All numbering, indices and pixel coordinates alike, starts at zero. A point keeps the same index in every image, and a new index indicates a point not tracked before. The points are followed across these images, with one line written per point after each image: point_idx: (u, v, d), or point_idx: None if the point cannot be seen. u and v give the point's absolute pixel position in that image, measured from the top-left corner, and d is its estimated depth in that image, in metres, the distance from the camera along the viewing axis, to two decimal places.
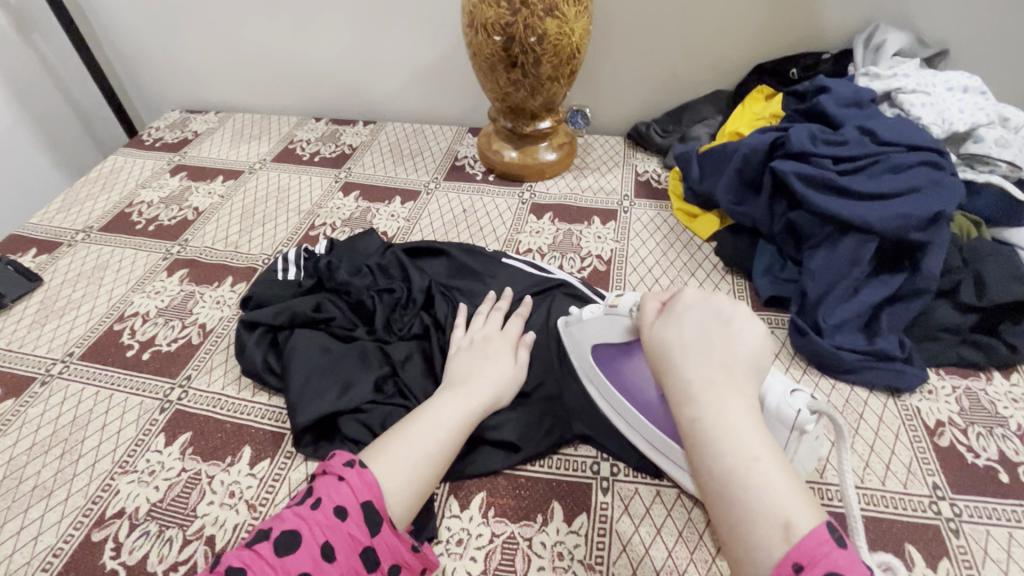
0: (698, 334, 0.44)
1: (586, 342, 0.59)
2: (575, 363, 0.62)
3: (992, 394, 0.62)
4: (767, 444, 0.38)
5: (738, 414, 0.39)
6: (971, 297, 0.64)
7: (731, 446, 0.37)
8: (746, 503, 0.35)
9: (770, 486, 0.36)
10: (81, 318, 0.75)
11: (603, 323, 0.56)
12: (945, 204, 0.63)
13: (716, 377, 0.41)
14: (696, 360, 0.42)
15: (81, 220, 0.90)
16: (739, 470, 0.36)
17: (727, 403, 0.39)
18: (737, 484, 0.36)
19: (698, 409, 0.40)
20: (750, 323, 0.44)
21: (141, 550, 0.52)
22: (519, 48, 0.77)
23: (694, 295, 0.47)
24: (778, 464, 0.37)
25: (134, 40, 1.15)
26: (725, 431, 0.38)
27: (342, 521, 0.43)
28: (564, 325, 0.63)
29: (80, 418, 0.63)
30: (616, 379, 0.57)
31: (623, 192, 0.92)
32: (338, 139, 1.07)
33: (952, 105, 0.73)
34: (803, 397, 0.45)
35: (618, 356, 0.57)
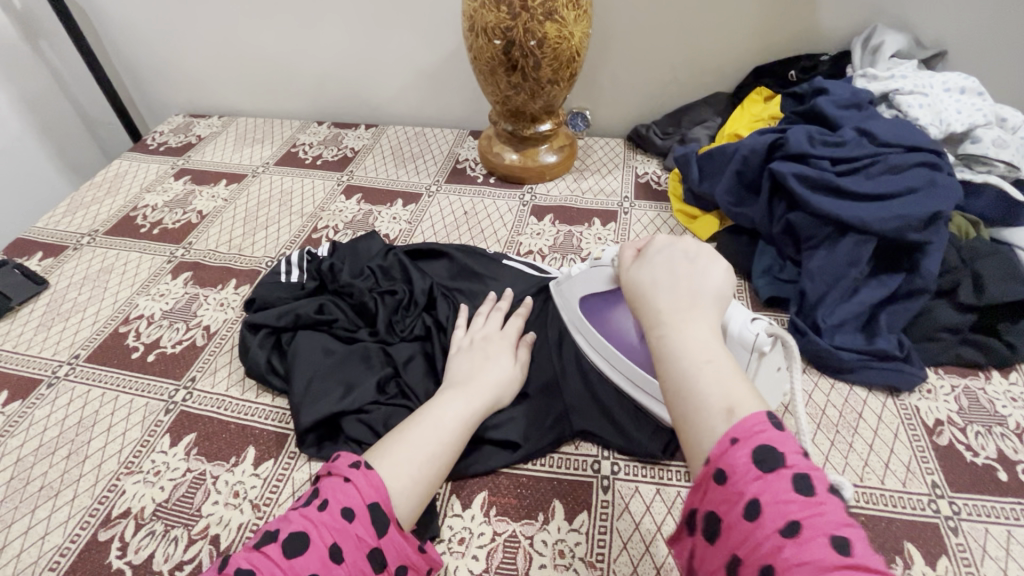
0: (666, 270, 0.46)
1: (573, 295, 0.64)
2: (565, 318, 0.66)
3: (991, 393, 0.62)
4: (723, 354, 0.39)
5: (696, 330, 0.41)
6: (969, 296, 0.65)
7: (687, 353, 0.39)
8: (697, 397, 0.37)
9: (718, 383, 0.37)
10: (87, 321, 0.75)
11: (588, 274, 0.60)
12: (944, 204, 0.63)
13: (681, 302, 0.43)
14: (664, 290, 0.44)
15: (86, 225, 0.91)
16: (694, 371, 0.38)
17: (689, 321, 0.41)
18: (688, 381, 0.38)
19: (663, 328, 0.42)
20: (714, 260, 0.46)
21: (147, 550, 0.53)
22: (519, 51, 0.78)
23: (664, 240, 0.49)
24: (730, 368, 0.38)
25: (138, 46, 1.16)
26: (684, 342, 0.40)
27: (350, 523, 0.43)
28: (555, 284, 0.68)
29: (86, 420, 0.64)
30: (600, 326, 0.62)
31: (623, 194, 0.93)
32: (340, 142, 1.08)
33: (949, 106, 0.73)
34: (762, 324, 0.49)
35: (602, 306, 0.62)
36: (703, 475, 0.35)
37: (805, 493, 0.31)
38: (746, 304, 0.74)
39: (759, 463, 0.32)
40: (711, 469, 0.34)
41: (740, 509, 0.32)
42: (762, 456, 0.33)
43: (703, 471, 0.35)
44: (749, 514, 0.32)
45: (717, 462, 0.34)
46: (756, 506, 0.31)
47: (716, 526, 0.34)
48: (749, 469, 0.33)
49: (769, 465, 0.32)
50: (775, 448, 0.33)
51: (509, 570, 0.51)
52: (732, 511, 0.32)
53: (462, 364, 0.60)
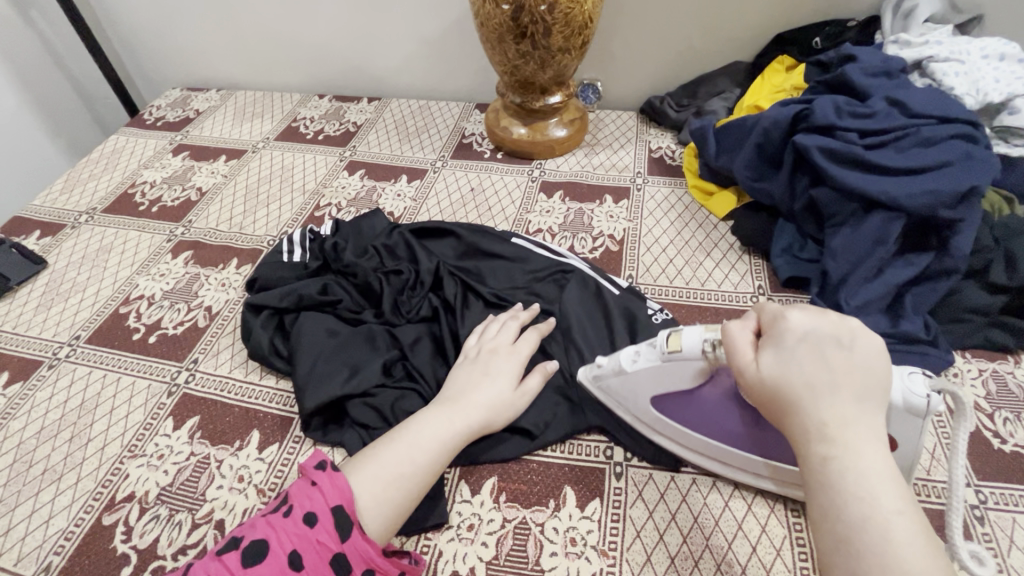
0: (826, 362, 0.38)
1: (638, 394, 0.53)
2: (626, 416, 0.56)
3: (1021, 377, 0.60)
4: (905, 499, 0.34)
5: (873, 461, 0.34)
6: (1002, 277, 0.62)
7: (865, 493, 0.33)
8: (893, 560, 0.31)
9: (910, 544, 0.31)
10: (87, 302, 0.74)
11: (663, 369, 0.50)
12: (978, 177, 0.60)
13: (850, 413, 0.36)
14: (826, 393, 0.37)
15: (83, 202, 0.89)
16: (883, 521, 0.32)
17: (864, 444, 0.35)
18: (880, 535, 0.32)
19: (832, 452, 0.35)
20: (870, 345, 0.39)
21: (152, 534, 0.52)
22: (528, 18, 0.74)
23: (805, 317, 0.40)
24: (916, 520, 0.33)
25: (131, 14, 1.12)
26: (860, 477, 0.34)
27: (312, 528, 0.43)
28: (592, 377, 0.57)
29: (87, 402, 0.63)
30: (685, 422, 0.52)
31: (636, 169, 0.89)
32: (342, 116, 1.04)
33: (987, 74, 0.69)
34: (922, 379, 0.42)
35: (679, 399, 0.52)
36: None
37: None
38: (765, 284, 0.71)
39: None
40: None
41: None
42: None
43: None
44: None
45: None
46: None
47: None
48: None
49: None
50: None
51: (519, 558, 0.50)
52: None
53: (460, 378, 0.56)
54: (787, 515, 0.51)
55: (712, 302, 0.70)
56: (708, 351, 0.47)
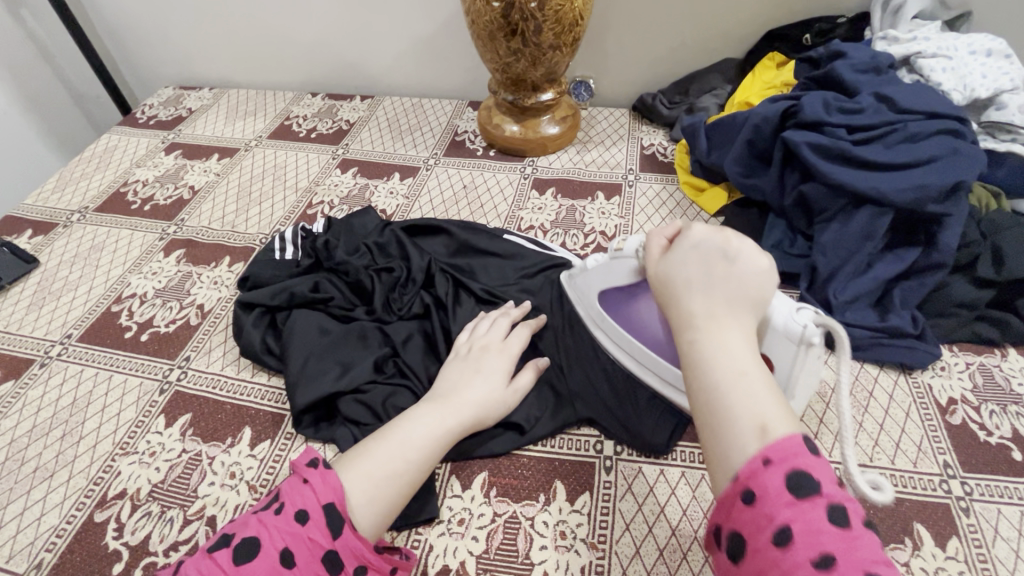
0: (708, 267, 0.42)
1: (591, 290, 0.61)
2: (580, 313, 0.63)
3: (1007, 370, 0.60)
4: (759, 368, 0.37)
5: (731, 339, 0.39)
6: (988, 271, 0.62)
7: (719, 363, 0.37)
8: (729, 412, 0.35)
9: (752, 398, 0.36)
10: (78, 301, 0.74)
11: (607, 266, 0.57)
12: (965, 172, 0.60)
13: (718, 305, 0.40)
14: (699, 290, 0.41)
15: (75, 202, 0.89)
16: (730, 382, 0.36)
17: (724, 327, 0.39)
18: (722, 397, 0.36)
19: (695, 335, 0.39)
20: (756, 257, 0.42)
21: (143, 531, 0.52)
22: (519, 15, 0.74)
23: (702, 231, 0.44)
24: (765, 382, 0.37)
25: (123, 13, 1.12)
26: (717, 351, 0.38)
27: (303, 526, 0.43)
28: (565, 277, 0.66)
29: (79, 400, 0.63)
30: (624, 323, 0.59)
31: (628, 166, 0.89)
32: (335, 114, 1.04)
33: (974, 70, 0.69)
34: (809, 313, 0.44)
35: (625, 299, 0.59)
36: (730, 489, 0.34)
37: (841, 525, 0.30)
38: None
39: (794, 492, 0.31)
40: (740, 488, 0.33)
41: (769, 535, 0.31)
42: (798, 481, 0.31)
43: (731, 487, 0.34)
44: (780, 541, 0.30)
45: (747, 481, 0.33)
46: (787, 532, 0.30)
47: (738, 546, 0.33)
48: (781, 494, 0.31)
49: (805, 491, 0.31)
50: (809, 475, 0.32)
51: (509, 551, 0.50)
52: (761, 535, 0.31)
53: (452, 374, 0.57)
54: None
55: None
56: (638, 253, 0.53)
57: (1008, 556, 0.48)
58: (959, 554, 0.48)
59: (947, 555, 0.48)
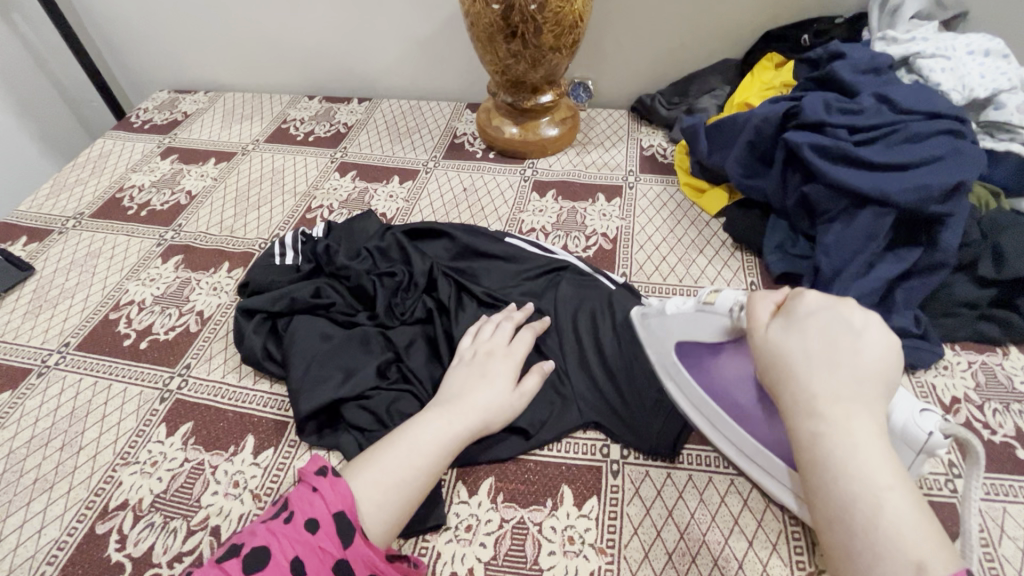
0: (830, 342, 0.40)
1: (668, 337, 0.54)
2: (650, 358, 0.57)
3: (1009, 368, 0.60)
4: (898, 476, 0.35)
5: (865, 439, 0.36)
6: (989, 271, 0.62)
7: (852, 468, 0.36)
8: (875, 530, 0.34)
9: (894, 517, 0.34)
10: (75, 308, 0.73)
11: (695, 318, 0.50)
12: (967, 172, 0.60)
13: (845, 390, 0.38)
14: (823, 370, 0.39)
15: (70, 208, 0.88)
16: (868, 496, 0.34)
17: (856, 423, 0.37)
18: (859, 508, 0.35)
19: (822, 430, 0.37)
20: (882, 335, 0.40)
21: (146, 542, 0.51)
22: (518, 17, 0.74)
23: (819, 300, 0.43)
24: (904, 493, 0.35)
25: (116, 17, 1.11)
26: (850, 457, 0.36)
27: (313, 535, 0.42)
28: (638, 315, 0.58)
29: (79, 409, 0.62)
30: (702, 381, 0.52)
31: (628, 167, 0.89)
32: (332, 117, 1.04)
33: (973, 70, 0.70)
34: (935, 419, 0.40)
35: (704, 354, 0.52)
36: None
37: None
38: (757, 280, 0.72)
39: None
40: None
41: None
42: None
43: None
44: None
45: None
46: None
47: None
48: None
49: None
50: None
51: (517, 557, 0.50)
52: None
53: (457, 380, 0.56)
54: (782, 510, 0.51)
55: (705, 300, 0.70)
56: (735, 313, 0.47)
57: (1016, 554, 0.48)
58: None
59: None
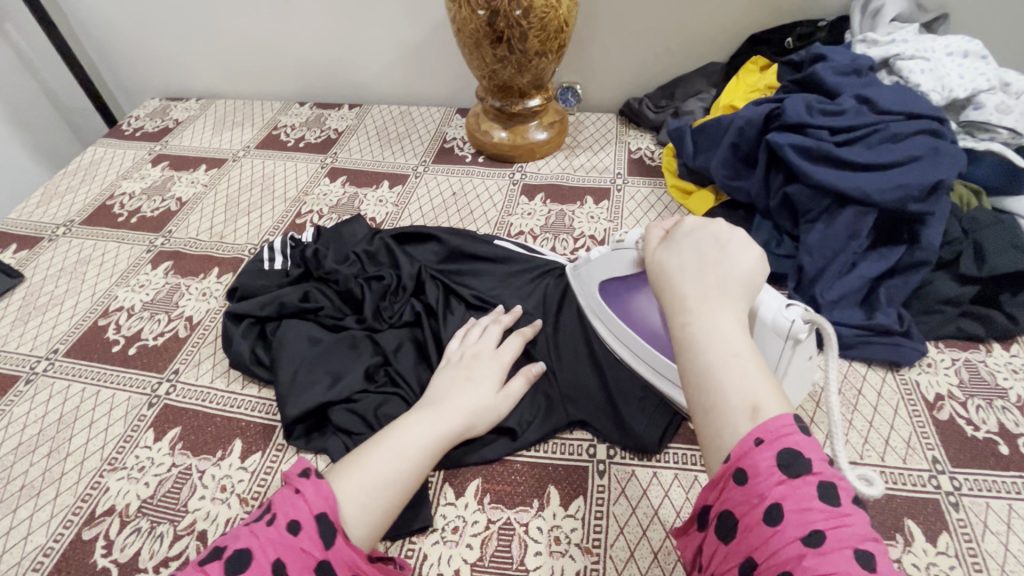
0: (703, 256, 0.45)
1: (592, 280, 0.62)
2: (581, 302, 0.65)
3: (992, 365, 0.61)
4: (749, 349, 0.39)
5: (724, 321, 0.40)
6: (971, 268, 0.63)
7: (711, 343, 0.39)
8: (723, 390, 0.36)
9: (742, 377, 0.37)
10: (65, 315, 0.73)
11: (612, 256, 0.58)
12: (944, 172, 0.61)
13: (710, 291, 0.42)
14: (693, 278, 0.43)
15: (61, 215, 0.88)
16: (720, 365, 0.37)
17: (716, 311, 0.41)
18: (713, 376, 0.37)
19: (688, 317, 0.41)
20: (748, 248, 0.44)
21: (133, 547, 0.51)
22: (504, 23, 0.75)
23: (695, 221, 0.47)
24: (756, 363, 0.38)
25: (108, 26, 1.11)
26: (709, 335, 0.39)
27: (294, 536, 0.41)
28: (571, 269, 0.67)
29: (67, 416, 0.62)
30: (621, 313, 0.60)
31: (616, 170, 0.90)
32: (323, 123, 1.04)
33: (952, 71, 0.71)
34: (798, 310, 0.45)
35: (624, 291, 0.60)
36: (723, 472, 0.35)
37: (831, 504, 0.31)
38: None
39: (784, 469, 0.32)
40: (733, 467, 0.34)
41: (760, 514, 0.32)
42: (788, 462, 0.32)
43: (724, 467, 0.35)
44: (770, 519, 0.31)
45: (738, 461, 0.34)
46: (778, 511, 0.31)
47: (730, 526, 0.34)
48: (772, 474, 0.32)
49: (794, 470, 0.32)
50: (799, 454, 0.33)
51: (504, 558, 0.50)
52: (753, 514, 0.32)
53: (444, 381, 0.57)
54: None
55: None
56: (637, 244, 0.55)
57: (998, 549, 0.48)
58: (950, 550, 0.48)
59: (939, 550, 0.48)
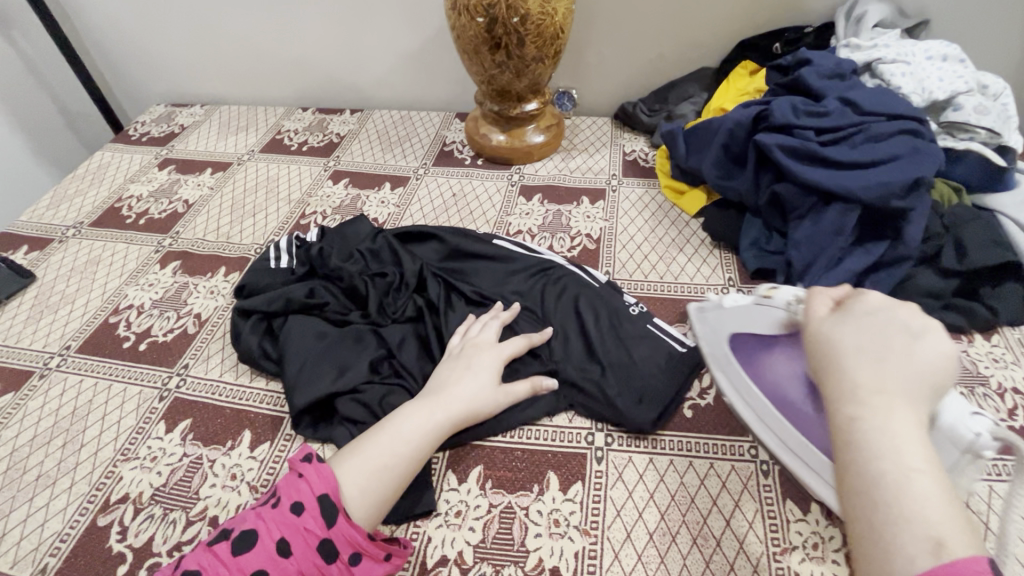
0: (898, 345, 0.38)
1: (724, 329, 0.57)
2: (702, 349, 0.59)
3: (974, 354, 0.63)
4: (933, 464, 0.33)
5: (904, 425, 0.34)
6: (952, 261, 0.66)
7: (885, 448, 0.33)
8: (890, 513, 0.31)
9: (925, 499, 0.31)
10: (76, 313, 0.75)
11: (756, 311, 0.54)
12: (924, 169, 0.64)
13: (890, 383, 0.36)
14: (870, 364, 0.37)
15: (70, 217, 0.90)
16: (899, 478, 0.32)
17: (894, 410, 0.35)
18: (885, 492, 0.32)
19: (863, 409, 0.35)
20: (942, 343, 0.38)
21: (146, 533, 0.53)
22: (502, 29, 0.78)
23: (878, 299, 0.41)
24: (940, 483, 0.32)
25: (115, 34, 1.14)
26: (887, 437, 0.34)
27: (297, 518, 0.45)
28: (695, 309, 0.61)
29: (80, 409, 0.64)
30: (749, 370, 0.54)
31: (611, 171, 0.93)
32: (326, 128, 1.07)
33: (931, 74, 0.74)
34: (986, 422, 0.41)
35: (758, 348, 0.54)
36: None
37: None
38: (735, 276, 0.75)
39: None
40: None
41: None
42: None
43: None
44: None
45: None
46: None
47: None
48: None
49: None
50: None
51: (505, 540, 0.52)
52: None
53: (445, 373, 0.59)
54: (758, 489, 0.54)
55: (686, 295, 0.73)
56: None
57: None
58: None
59: None
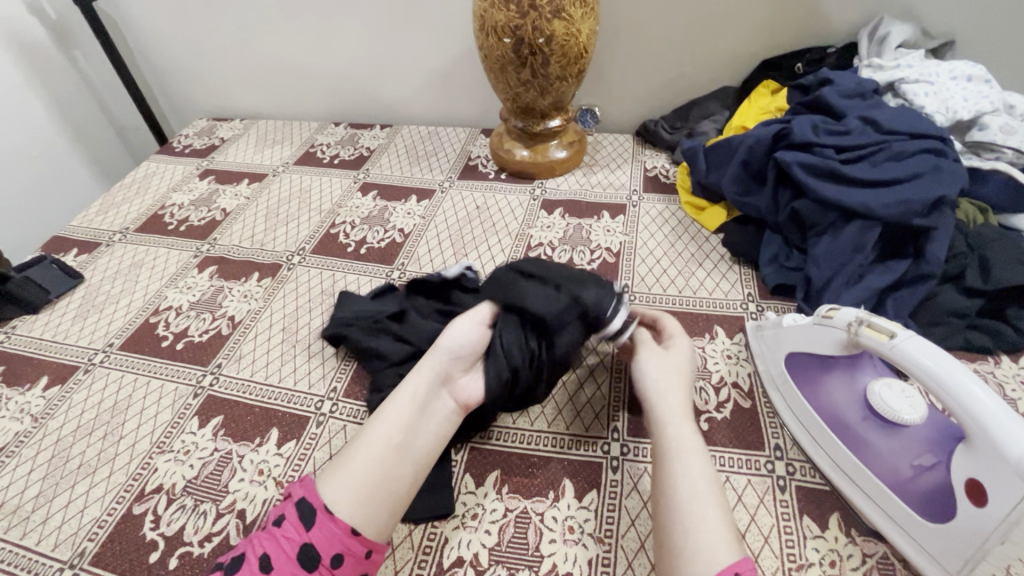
0: (659, 372, 0.56)
1: (779, 347, 0.60)
2: (759, 368, 0.64)
3: (1001, 376, 0.62)
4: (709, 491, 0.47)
5: (693, 466, 0.48)
6: (977, 281, 0.65)
7: (683, 486, 0.47)
8: (700, 535, 0.44)
9: (703, 517, 0.45)
10: (120, 312, 0.79)
11: (814, 331, 0.55)
12: (948, 188, 0.64)
13: (691, 438, 0.51)
14: (677, 423, 0.52)
15: (117, 223, 0.96)
16: (690, 503, 0.46)
17: (689, 458, 0.49)
18: (692, 524, 0.44)
19: (665, 459, 0.50)
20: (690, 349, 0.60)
21: (178, 522, 0.56)
22: (528, 50, 0.81)
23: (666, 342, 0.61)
24: (715, 504, 0.46)
25: (164, 54, 1.21)
26: (683, 476, 0.48)
27: (278, 527, 0.46)
28: (753, 327, 0.66)
29: (120, 403, 0.68)
30: (806, 392, 0.57)
31: (631, 187, 0.94)
32: (356, 142, 1.11)
33: (956, 94, 0.74)
34: None
35: (815, 370, 0.57)
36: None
37: None
38: (754, 291, 0.75)
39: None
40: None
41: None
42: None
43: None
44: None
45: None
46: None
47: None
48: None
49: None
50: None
51: (520, 544, 0.53)
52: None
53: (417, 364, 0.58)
54: (774, 504, 0.54)
55: (705, 310, 0.73)
56: (852, 328, 0.50)
57: None
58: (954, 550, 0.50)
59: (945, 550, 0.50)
